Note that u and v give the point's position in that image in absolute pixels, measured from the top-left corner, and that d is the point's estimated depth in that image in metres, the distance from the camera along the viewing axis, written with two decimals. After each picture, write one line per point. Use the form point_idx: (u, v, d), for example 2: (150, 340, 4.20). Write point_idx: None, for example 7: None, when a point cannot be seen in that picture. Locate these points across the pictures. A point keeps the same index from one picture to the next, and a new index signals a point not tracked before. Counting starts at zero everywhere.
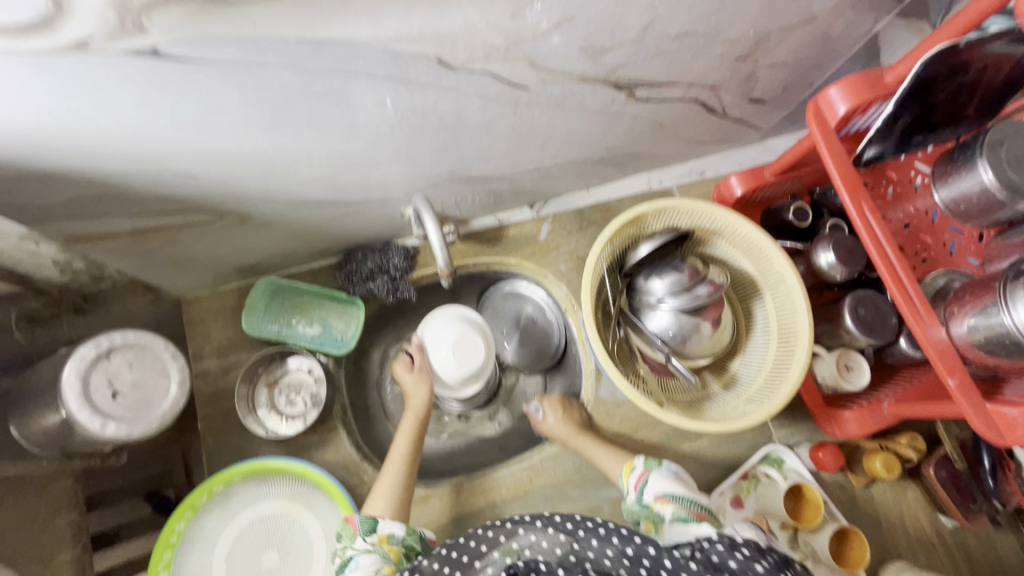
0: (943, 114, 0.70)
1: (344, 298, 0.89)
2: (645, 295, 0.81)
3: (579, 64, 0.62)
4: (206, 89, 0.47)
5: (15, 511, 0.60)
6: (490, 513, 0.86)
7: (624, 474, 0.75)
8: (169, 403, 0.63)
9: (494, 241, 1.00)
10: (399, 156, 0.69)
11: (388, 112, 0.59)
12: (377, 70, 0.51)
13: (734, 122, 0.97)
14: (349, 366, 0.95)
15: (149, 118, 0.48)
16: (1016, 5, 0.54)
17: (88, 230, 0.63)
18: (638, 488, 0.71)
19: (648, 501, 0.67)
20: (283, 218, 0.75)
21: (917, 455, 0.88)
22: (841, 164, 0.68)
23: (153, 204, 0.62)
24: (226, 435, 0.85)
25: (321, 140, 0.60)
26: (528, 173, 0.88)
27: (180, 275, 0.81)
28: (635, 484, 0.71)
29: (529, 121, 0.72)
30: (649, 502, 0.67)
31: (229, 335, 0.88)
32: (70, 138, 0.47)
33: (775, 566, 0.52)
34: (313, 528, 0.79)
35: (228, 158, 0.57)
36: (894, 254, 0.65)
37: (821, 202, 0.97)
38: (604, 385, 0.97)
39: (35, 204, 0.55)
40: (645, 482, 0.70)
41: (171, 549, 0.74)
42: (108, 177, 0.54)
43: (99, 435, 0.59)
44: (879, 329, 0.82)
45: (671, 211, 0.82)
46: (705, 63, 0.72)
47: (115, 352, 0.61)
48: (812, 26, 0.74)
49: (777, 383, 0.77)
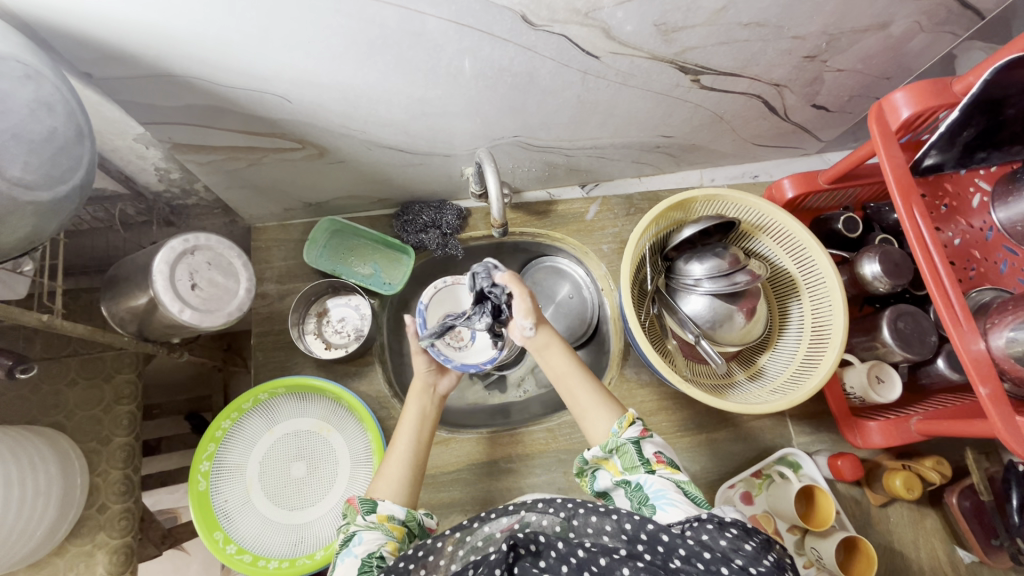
0: (1011, 133, 0.70)
1: (397, 246, 0.96)
2: (682, 277, 0.84)
3: (651, 40, 0.66)
4: (317, 15, 0.53)
5: (88, 390, 0.86)
6: (505, 466, 0.90)
7: (623, 422, 0.65)
8: (236, 302, 0.72)
9: (543, 214, 1.04)
10: (470, 111, 0.74)
11: (468, 62, 0.64)
12: (466, 18, 0.56)
13: (794, 127, 0.98)
14: (391, 312, 1.01)
15: (265, 39, 0.55)
16: (870, 113, 0.71)
17: (191, 141, 0.70)
18: (638, 439, 0.63)
19: (648, 458, 0.62)
20: (357, 158, 0.81)
21: (942, 479, 0.85)
22: (897, 168, 0.67)
23: (249, 123, 0.69)
24: (273, 354, 0.91)
25: (405, 83, 0.66)
26: (585, 149, 0.92)
27: (255, 203, 0.89)
28: (636, 432, 0.64)
29: (594, 94, 0.76)
30: (651, 460, 0.62)
31: (288, 265, 0.95)
32: (199, 47, 0.55)
33: (762, 547, 0.48)
34: (340, 448, 0.85)
35: (322, 88, 0.64)
36: (943, 264, 0.62)
37: (873, 218, 0.96)
38: (630, 364, 0.99)
39: (156, 105, 0.63)
40: (649, 437, 0.64)
41: (215, 444, 0.81)
42: (219, 90, 0.62)
43: (175, 319, 0.66)
44: (915, 343, 0.81)
45: (719, 200, 0.84)
46: (772, 58, 0.75)
47: (199, 250, 0.69)
48: (885, 35, 0.75)
49: (801, 379, 0.78)
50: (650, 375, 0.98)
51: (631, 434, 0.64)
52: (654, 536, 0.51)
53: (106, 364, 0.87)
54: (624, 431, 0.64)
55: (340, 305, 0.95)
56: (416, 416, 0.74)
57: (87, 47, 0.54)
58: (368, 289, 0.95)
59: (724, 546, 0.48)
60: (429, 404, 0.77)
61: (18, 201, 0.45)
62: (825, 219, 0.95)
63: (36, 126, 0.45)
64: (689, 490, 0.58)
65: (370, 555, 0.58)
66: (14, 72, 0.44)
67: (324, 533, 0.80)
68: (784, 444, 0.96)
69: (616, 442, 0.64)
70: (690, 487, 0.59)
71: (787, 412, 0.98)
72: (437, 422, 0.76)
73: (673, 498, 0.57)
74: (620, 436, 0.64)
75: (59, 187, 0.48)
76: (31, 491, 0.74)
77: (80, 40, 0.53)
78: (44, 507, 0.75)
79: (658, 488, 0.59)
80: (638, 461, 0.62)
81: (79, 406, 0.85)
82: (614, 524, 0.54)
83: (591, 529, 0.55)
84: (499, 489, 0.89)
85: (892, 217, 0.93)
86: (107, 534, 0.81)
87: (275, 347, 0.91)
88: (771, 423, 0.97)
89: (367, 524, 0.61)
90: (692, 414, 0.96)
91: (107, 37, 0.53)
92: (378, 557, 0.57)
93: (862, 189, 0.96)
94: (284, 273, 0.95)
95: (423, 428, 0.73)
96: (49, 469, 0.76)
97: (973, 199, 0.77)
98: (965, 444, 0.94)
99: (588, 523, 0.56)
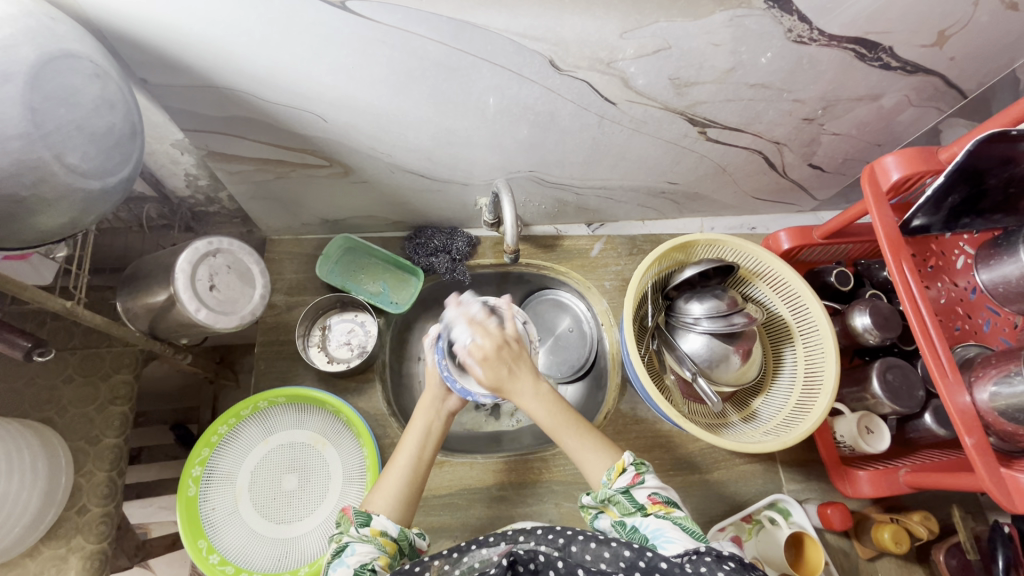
0: (991, 202, 0.75)
1: (407, 268, 0.99)
2: (682, 316, 0.88)
3: (665, 92, 0.71)
4: (367, 45, 0.58)
5: (84, 386, 0.85)
6: (496, 493, 0.90)
7: (614, 473, 0.68)
8: (251, 307, 0.73)
9: (549, 247, 1.07)
10: (490, 144, 0.79)
11: (495, 102, 0.70)
12: (500, 59, 0.62)
13: (791, 184, 1.04)
14: (395, 333, 1.03)
15: (316, 62, 0.59)
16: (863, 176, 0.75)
17: (225, 149, 0.74)
18: (628, 488, 0.66)
19: (643, 502, 0.64)
20: (380, 179, 0.85)
21: (929, 534, 0.85)
22: (887, 226, 0.71)
23: (284, 138, 0.73)
24: (276, 362, 0.92)
25: (433, 112, 0.70)
26: (595, 189, 0.97)
27: (276, 214, 0.92)
28: (626, 481, 0.66)
29: (608, 137, 0.81)
30: (645, 503, 0.64)
31: (299, 278, 0.97)
32: (249, 63, 0.59)
33: None
34: (334, 463, 0.85)
35: (357, 111, 0.68)
36: (931, 318, 0.65)
37: (864, 274, 1.01)
38: (626, 399, 1.00)
39: (197, 113, 0.67)
40: (640, 484, 0.66)
41: (210, 449, 0.80)
42: (261, 104, 0.66)
43: (190, 317, 0.67)
44: (904, 396, 0.84)
45: (720, 245, 0.88)
46: (774, 117, 0.81)
47: (221, 253, 0.72)
48: (876, 106, 0.81)
49: (795, 422, 0.80)
50: (646, 411, 1.00)
51: (620, 484, 0.67)
52: (652, 564, 0.51)
53: (105, 363, 0.87)
54: (616, 481, 0.67)
55: (344, 321, 0.96)
56: (421, 433, 0.76)
57: (147, 54, 0.58)
58: (375, 307, 0.97)
59: None
60: (435, 422, 0.78)
61: (71, 187, 0.48)
62: (818, 272, 0.99)
63: (97, 121, 0.48)
64: (687, 526, 0.60)
65: (363, 565, 0.58)
66: (85, 70, 0.47)
67: (311, 548, 0.79)
68: (775, 491, 0.96)
69: (607, 493, 0.66)
70: (686, 521, 0.60)
71: (778, 459, 0.99)
72: (441, 437, 0.78)
73: (672, 535, 0.58)
74: (612, 486, 0.67)
75: (109, 179, 0.51)
76: (16, 484, 0.72)
77: (142, 48, 0.57)
78: (27, 502, 0.74)
79: (656, 528, 0.60)
80: (633, 508, 0.64)
81: (73, 403, 0.84)
82: (613, 551, 0.54)
83: (589, 556, 0.54)
84: (490, 517, 0.88)
85: (881, 275, 0.98)
86: (83, 539, 0.79)
87: (278, 356, 0.92)
88: (762, 468, 0.98)
89: (361, 536, 0.62)
90: (684, 453, 0.97)
91: (171, 49, 0.57)
92: (371, 567, 0.58)
93: (854, 246, 1.01)
94: (294, 285, 0.97)
95: (426, 447, 0.75)
96: (36, 464, 0.75)
97: (958, 261, 0.81)
98: (951, 502, 0.96)
99: (586, 550, 0.55)
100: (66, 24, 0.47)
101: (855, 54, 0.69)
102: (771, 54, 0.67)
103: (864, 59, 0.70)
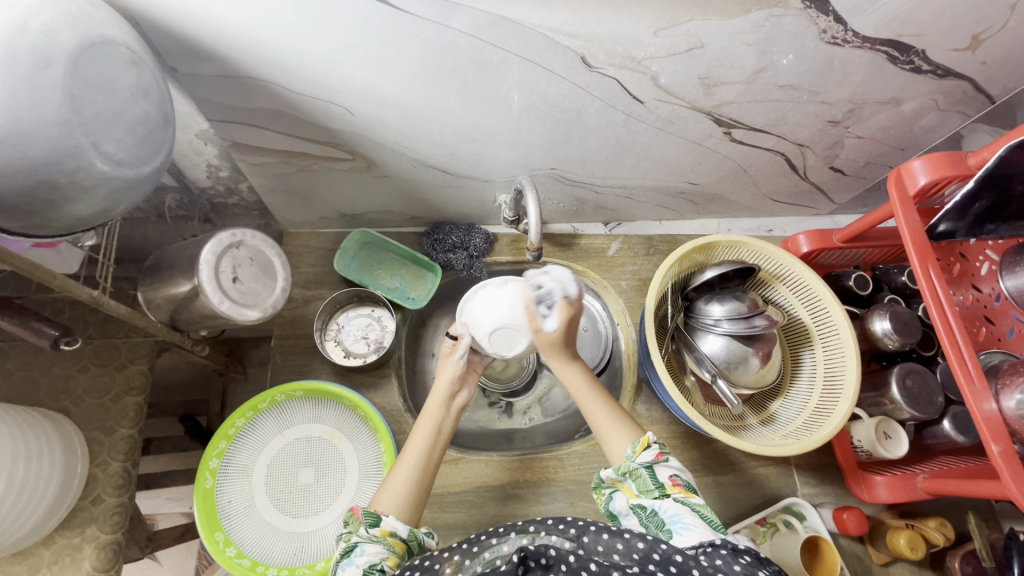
0: (1018, 209, 0.74)
1: (423, 263, 0.98)
2: (702, 317, 0.87)
3: (693, 92, 0.71)
4: (400, 38, 0.57)
5: (99, 377, 0.85)
6: (511, 492, 0.90)
7: (637, 447, 0.68)
8: (272, 299, 0.73)
9: (566, 245, 1.07)
10: (514, 140, 0.79)
11: (522, 99, 0.69)
12: (532, 55, 0.61)
13: (811, 187, 1.03)
14: (411, 329, 1.02)
15: (347, 53, 0.59)
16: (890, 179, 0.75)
17: (249, 140, 0.73)
18: (652, 463, 0.66)
19: (664, 481, 0.64)
20: (401, 174, 0.85)
21: (945, 540, 0.85)
22: (914, 230, 0.70)
23: (309, 131, 0.72)
24: (292, 356, 0.92)
25: (460, 107, 0.70)
26: (614, 188, 0.96)
27: (295, 207, 0.92)
28: (649, 456, 0.67)
29: (633, 136, 0.80)
30: (666, 484, 0.64)
31: (316, 272, 0.97)
32: (281, 54, 0.58)
33: None
34: (349, 458, 0.85)
35: (384, 104, 0.68)
36: (958, 324, 0.64)
37: (881, 278, 1.00)
38: (641, 400, 1.00)
39: (225, 103, 0.66)
40: (664, 463, 0.67)
41: (227, 441, 0.80)
42: (289, 96, 0.65)
43: (212, 308, 0.67)
44: (923, 402, 0.83)
45: (742, 247, 0.87)
46: (800, 119, 0.80)
47: (244, 245, 0.71)
48: (903, 110, 0.81)
49: (815, 426, 0.80)
50: (660, 412, 0.99)
51: (644, 459, 0.67)
52: (667, 556, 0.51)
53: (121, 354, 0.86)
54: (639, 455, 0.68)
55: (361, 315, 0.95)
56: (431, 432, 0.75)
57: (179, 43, 0.57)
58: (392, 302, 0.97)
59: (739, 571, 0.48)
60: (444, 421, 0.77)
61: (106, 175, 0.47)
62: (837, 275, 0.99)
63: (133, 109, 0.48)
64: (704, 513, 0.60)
65: (372, 566, 0.59)
66: (121, 57, 0.47)
67: (326, 543, 0.78)
68: (790, 494, 0.96)
69: (629, 466, 0.67)
70: (705, 509, 0.60)
71: (793, 462, 0.98)
72: (449, 437, 0.77)
73: (688, 522, 0.58)
74: (636, 459, 0.67)
75: (142, 168, 0.51)
76: (34, 473, 0.72)
77: (174, 37, 0.56)
78: (45, 490, 0.73)
79: (674, 512, 0.60)
80: (653, 485, 0.64)
81: (88, 393, 0.84)
82: (626, 544, 0.54)
83: (602, 547, 0.55)
84: (504, 514, 0.88)
85: (900, 279, 0.97)
86: (97, 529, 0.78)
87: (295, 350, 0.92)
88: (777, 471, 0.98)
89: (370, 537, 0.62)
90: (699, 455, 0.96)
91: (204, 38, 0.56)
92: (380, 569, 0.59)
93: (873, 251, 1.01)
94: (311, 279, 0.96)
95: (434, 447, 0.74)
96: (53, 453, 0.75)
97: (982, 267, 0.81)
98: (966, 510, 0.96)
99: (598, 541, 0.55)
100: (104, 11, 0.47)
101: (887, 56, 0.69)
102: (803, 55, 0.66)
103: (895, 62, 0.70)
